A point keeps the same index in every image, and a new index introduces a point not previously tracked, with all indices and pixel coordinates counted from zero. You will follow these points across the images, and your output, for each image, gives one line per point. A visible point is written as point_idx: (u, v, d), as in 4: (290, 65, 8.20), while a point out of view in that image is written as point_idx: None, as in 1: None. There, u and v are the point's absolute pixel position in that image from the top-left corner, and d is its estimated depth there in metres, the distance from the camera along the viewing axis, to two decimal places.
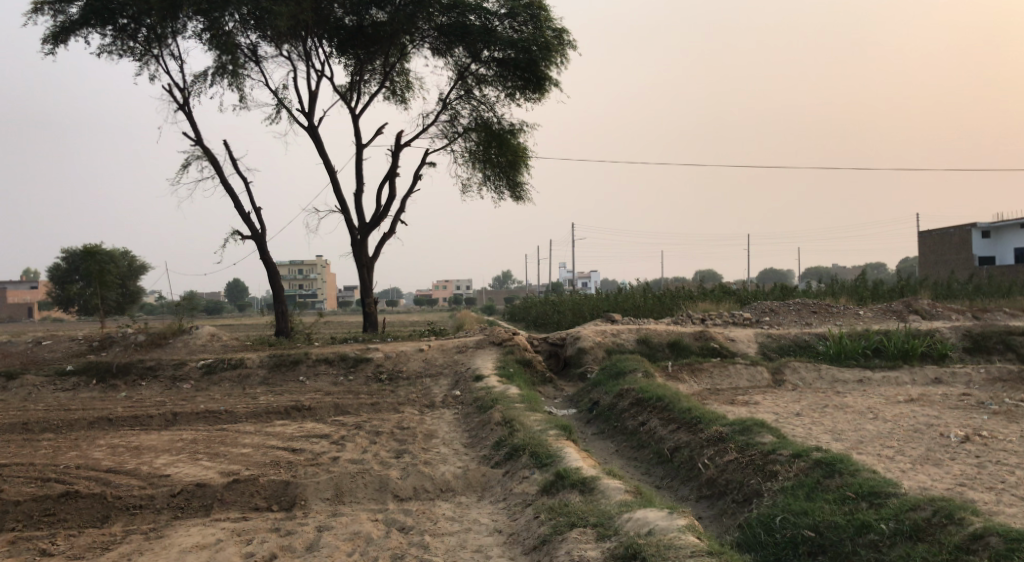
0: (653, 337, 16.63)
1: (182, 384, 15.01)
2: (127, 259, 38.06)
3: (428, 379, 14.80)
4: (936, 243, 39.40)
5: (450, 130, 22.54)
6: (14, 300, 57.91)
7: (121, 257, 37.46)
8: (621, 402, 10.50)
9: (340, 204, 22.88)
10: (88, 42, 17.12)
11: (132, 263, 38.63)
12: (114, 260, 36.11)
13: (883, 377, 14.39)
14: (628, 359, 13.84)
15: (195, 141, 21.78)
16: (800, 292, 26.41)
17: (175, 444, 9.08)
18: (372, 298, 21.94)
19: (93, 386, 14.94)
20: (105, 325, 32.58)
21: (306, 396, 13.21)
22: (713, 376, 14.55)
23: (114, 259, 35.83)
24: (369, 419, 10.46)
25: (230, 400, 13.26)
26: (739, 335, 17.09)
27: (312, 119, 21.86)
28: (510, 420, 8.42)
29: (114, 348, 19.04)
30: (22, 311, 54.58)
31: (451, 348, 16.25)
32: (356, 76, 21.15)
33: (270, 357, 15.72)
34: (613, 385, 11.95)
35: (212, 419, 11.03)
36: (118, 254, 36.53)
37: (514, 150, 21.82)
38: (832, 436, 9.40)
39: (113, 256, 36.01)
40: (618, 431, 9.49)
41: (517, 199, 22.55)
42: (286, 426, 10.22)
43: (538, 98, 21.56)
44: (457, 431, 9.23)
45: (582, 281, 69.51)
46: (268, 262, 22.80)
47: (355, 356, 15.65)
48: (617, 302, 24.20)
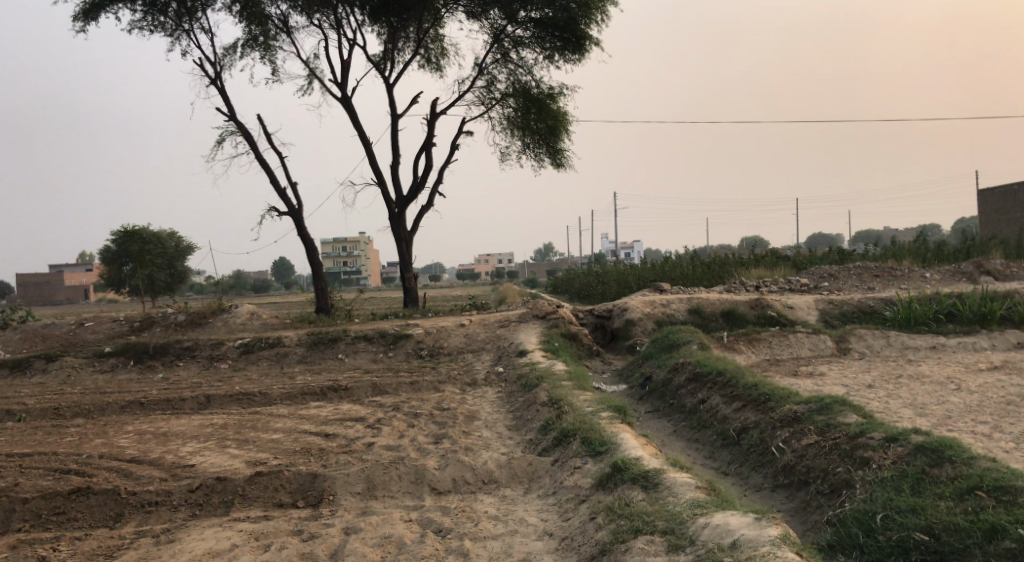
0: (706, 306, 15.72)
1: (220, 364, 14.65)
2: (174, 240, 38.18)
3: (471, 355, 14.17)
4: (1000, 200, 37.34)
5: (487, 97, 21.71)
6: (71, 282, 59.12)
7: (167, 237, 37.60)
8: (676, 378, 9.72)
9: (377, 176, 22.31)
10: (118, 19, 16.66)
11: (179, 243, 38.74)
12: (162, 241, 36.30)
13: (960, 343, 13.29)
14: (680, 330, 13.02)
15: (229, 116, 21.35)
16: (857, 256, 25.12)
17: (204, 430, 8.60)
18: (411, 272, 21.38)
19: (131, 367, 14.69)
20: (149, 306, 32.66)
21: (344, 376, 12.70)
22: (772, 346, 13.64)
23: (161, 241, 36.04)
24: (408, 400, 9.86)
25: (267, 381, 12.83)
26: (797, 302, 16.07)
27: (345, 89, 21.25)
28: (558, 400, 7.72)
29: (155, 328, 18.86)
30: (78, 293, 55.72)
31: (493, 323, 15.59)
32: (389, 44, 20.44)
33: (308, 335, 15.27)
34: (667, 358, 11.17)
35: (246, 402, 10.56)
36: (164, 235, 36.74)
37: (554, 115, 20.91)
38: (915, 411, 8.50)
39: (160, 237, 36.12)
40: (675, 410, 8.73)
41: (558, 165, 21.68)
42: (321, 408, 9.69)
43: (578, 59, 20.57)
44: (500, 412, 8.57)
45: (626, 252, 68.27)
46: (306, 239, 22.39)
47: (395, 332, 15.10)
48: (665, 271, 23.27)
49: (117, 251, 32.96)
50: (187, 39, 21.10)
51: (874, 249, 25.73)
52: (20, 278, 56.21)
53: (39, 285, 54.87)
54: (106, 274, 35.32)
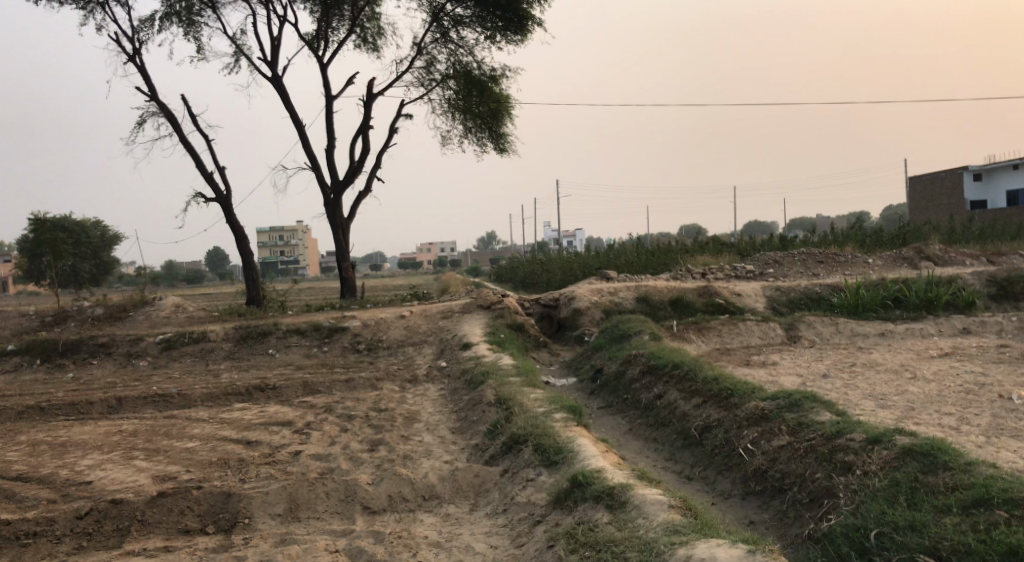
0: (654, 295, 15.29)
1: (138, 361, 13.55)
2: (99, 230, 36.05)
3: (411, 349, 13.41)
4: (927, 188, 38.25)
5: (427, 78, 20.85)
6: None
7: (91, 227, 35.42)
8: (630, 370, 9.20)
9: (312, 161, 21.27)
10: None
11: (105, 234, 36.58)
12: (84, 231, 34.31)
13: (907, 329, 13.14)
14: (630, 320, 12.54)
15: (150, 96, 19.99)
16: (798, 242, 25.17)
17: (110, 438, 7.66)
18: (349, 261, 20.43)
19: (38, 367, 13.46)
20: (62, 298, 30.60)
21: (275, 374, 11.79)
22: (722, 334, 13.27)
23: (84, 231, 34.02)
24: (342, 400, 9.08)
25: (189, 380, 11.83)
26: (745, 289, 15.77)
27: (276, 69, 20.12)
28: (507, 400, 7.09)
29: (69, 323, 17.51)
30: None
31: (435, 314, 14.84)
32: (323, 22, 19.41)
33: (236, 330, 14.26)
34: (618, 350, 10.65)
35: (163, 405, 9.61)
36: (88, 224, 34.72)
37: (496, 99, 20.20)
38: (877, 401, 8.14)
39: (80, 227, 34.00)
40: (629, 407, 8.20)
41: (500, 151, 20.99)
42: (245, 411, 8.82)
43: (520, 40, 19.87)
44: (442, 412, 7.89)
45: (568, 240, 68.09)
46: (236, 227, 21.19)
47: (330, 325, 14.22)
48: (609, 259, 22.88)
49: (30, 242, 30.95)
50: (103, 13, 19.68)
51: (813, 236, 25.88)
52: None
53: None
54: (24, 265, 33.26)
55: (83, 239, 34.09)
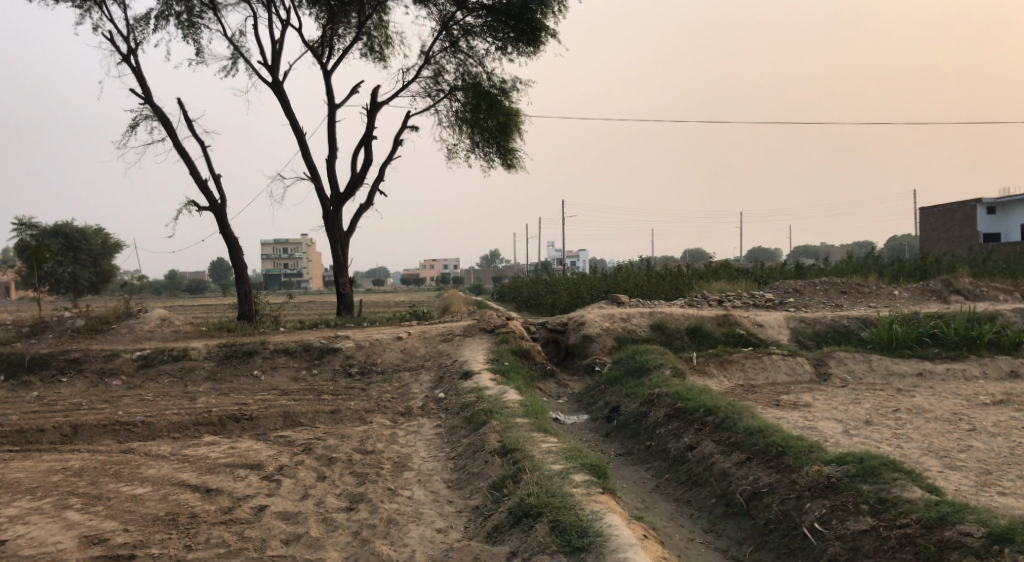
0: (671, 322, 14.20)
1: (111, 381, 12.42)
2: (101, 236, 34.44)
3: (407, 374, 12.29)
4: (940, 219, 37.20)
5: (434, 88, 19.92)
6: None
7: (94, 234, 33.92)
8: (653, 413, 8.09)
9: (311, 171, 20.33)
10: None
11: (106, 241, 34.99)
12: (83, 238, 33.13)
13: (948, 370, 12.00)
14: (648, 350, 11.45)
15: (145, 99, 19.12)
16: (816, 270, 24.04)
17: (48, 480, 6.58)
18: (346, 276, 19.37)
19: (2, 384, 12.37)
20: (42, 309, 28.90)
21: (256, 400, 10.68)
22: (745, 369, 12.15)
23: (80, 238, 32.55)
24: (324, 436, 7.96)
25: (161, 404, 10.72)
26: (768, 319, 14.67)
27: (276, 73, 19.20)
28: (516, 449, 6.01)
29: (47, 334, 16.49)
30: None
31: (434, 336, 13.71)
32: (328, 29, 18.55)
33: (219, 348, 13.14)
34: (637, 386, 9.55)
35: (124, 435, 8.50)
36: (89, 231, 33.41)
37: (506, 112, 19.22)
38: (941, 455, 7.00)
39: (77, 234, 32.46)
40: (656, 457, 7.13)
41: (509, 166, 20.00)
42: (211, 447, 7.72)
43: (533, 52, 18.92)
44: (437, 459, 6.78)
45: (572, 261, 67.14)
46: (229, 237, 20.19)
47: (321, 346, 13.10)
48: (619, 280, 21.83)
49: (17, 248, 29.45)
50: (99, 11, 18.87)
51: (829, 263, 24.82)
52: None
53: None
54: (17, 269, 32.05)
55: (82, 246, 32.94)
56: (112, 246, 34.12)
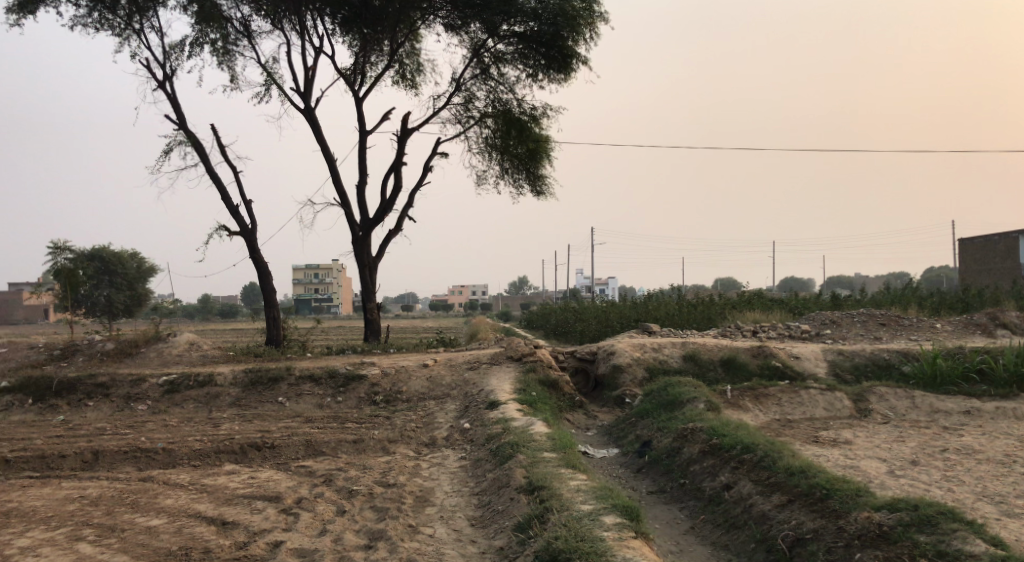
0: (704, 353, 13.82)
1: (136, 405, 12.36)
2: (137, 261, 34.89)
3: (433, 403, 12.05)
4: (980, 250, 36.28)
5: (464, 115, 19.91)
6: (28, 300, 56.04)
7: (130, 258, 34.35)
8: (688, 450, 7.76)
9: (341, 197, 20.38)
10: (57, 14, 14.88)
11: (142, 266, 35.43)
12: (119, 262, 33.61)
13: (997, 409, 11.45)
14: (681, 382, 11.10)
15: (179, 125, 19.37)
16: (852, 301, 23.44)
17: (63, 508, 6.44)
18: (374, 302, 19.28)
19: (30, 407, 12.38)
20: (75, 331, 29.14)
21: (279, 427, 10.51)
22: (782, 404, 11.73)
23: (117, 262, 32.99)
24: (346, 467, 7.74)
25: (184, 430, 10.60)
26: (804, 351, 14.22)
27: (309, 100, 19.36)
28: (543, 486, 5.76)
29: (77, 357, 16.57)
30: (38, 312, 53.38)
31: (461, 364, 13.46)
32: (360, 56, 18.68)
33: (245, 373, 13.04)
34: (670, 420, 9.21)
35: (144, 462, 8.36)
36: (126, 255, 33.86)
37: (536, 139, 19.12)
38: (996, 500, 6.57)
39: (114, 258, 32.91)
40: (691, 497, 6.81)
41: (538, 194, 19.86)
42: (230, 476, 7.53)
43: (564, 79, 18.87)
44: (460, 495, 6.52)
45: (602, 289, 66.66)
46: (259, 261, 20.25)
47: (347, 373, 12.93)
48: (650, 310, 21.47)
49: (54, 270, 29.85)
50: (138, 39, 19.25)
51: (866, 294, 24.21)
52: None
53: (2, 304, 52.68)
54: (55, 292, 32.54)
55: (118, 270, 33.40)
56: (147, 270, 34.52)
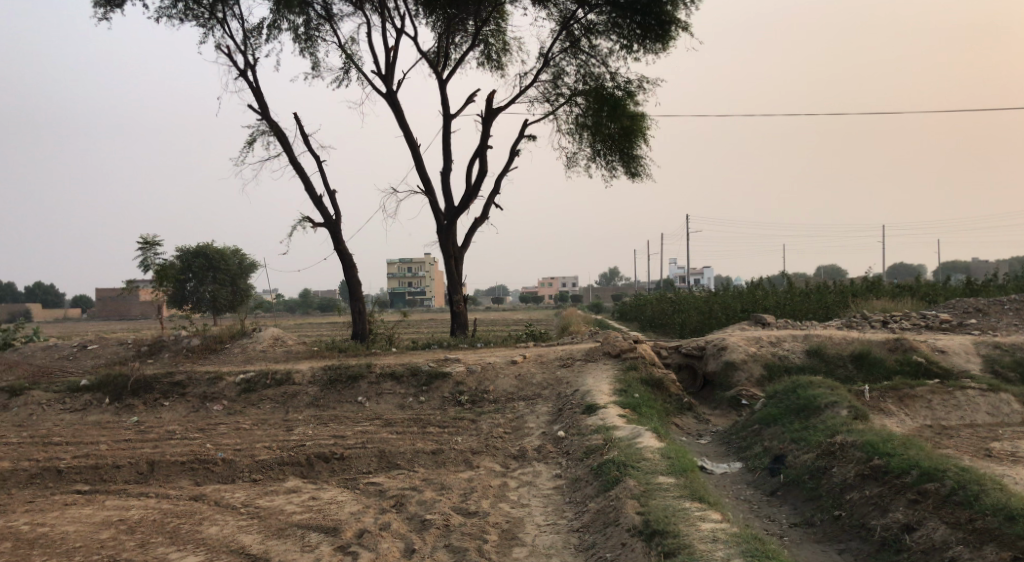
0: (831, 348, 12.01)
1: (211, 406, 11.67)
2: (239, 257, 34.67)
3: (522, 405, 10.81)
4: None
5: (553, 92, 18.57)
6: (114, 306, 57.29)
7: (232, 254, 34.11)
8: (841, 474, 6.22)
9: (425, 185, 19.49)
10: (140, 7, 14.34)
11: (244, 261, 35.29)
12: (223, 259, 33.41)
13: None
14: (813, 383, 9.42)
15: (262, 115, 18.86)
16: (993, 285, 20.70)
17: (95, 535, 5.54)
18: (461, 294, 18.21)
19: (106, 407, 11.86)
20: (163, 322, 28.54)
21: (354, 433, 9.49)
22: (934, 408, 9.89)
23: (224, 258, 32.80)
24: (421, 486, 6.60)
25: (255, 435, 9.75)
26: (952, 344, 12.20)
27: (390, 84, 18.48)
28: (668, 541, 4.43)
29: (163, 353, 16.26)
30: (152, 309, 55.27)
31: (553, 360, 12.16)
32: (443, 37, 17.60)
33: (323, 371, 12.14)
34: (810, 433, 7.61)
35: (201, 476, 7.46)
36: (229, 252, 33.56)
37: (631, 117, 17.55)
38: None
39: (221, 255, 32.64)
40: (860, 546, 5.33)
41: (633, 175, 18.26)
42: (289, 496, 6.49)
43: (661, 50, 17.23)
44: (556, 532, 5.24)
45: (697, 278, 63.85)
46: (344, 254, 19.58)
47: (429, 370, 11.82)
48: (758, 299, 19.58)
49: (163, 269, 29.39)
50: (221, 28, 18.79)
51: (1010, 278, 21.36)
52: (98, 293, 58.56)
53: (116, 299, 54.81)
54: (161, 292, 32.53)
55: (221, 267, 33.15)
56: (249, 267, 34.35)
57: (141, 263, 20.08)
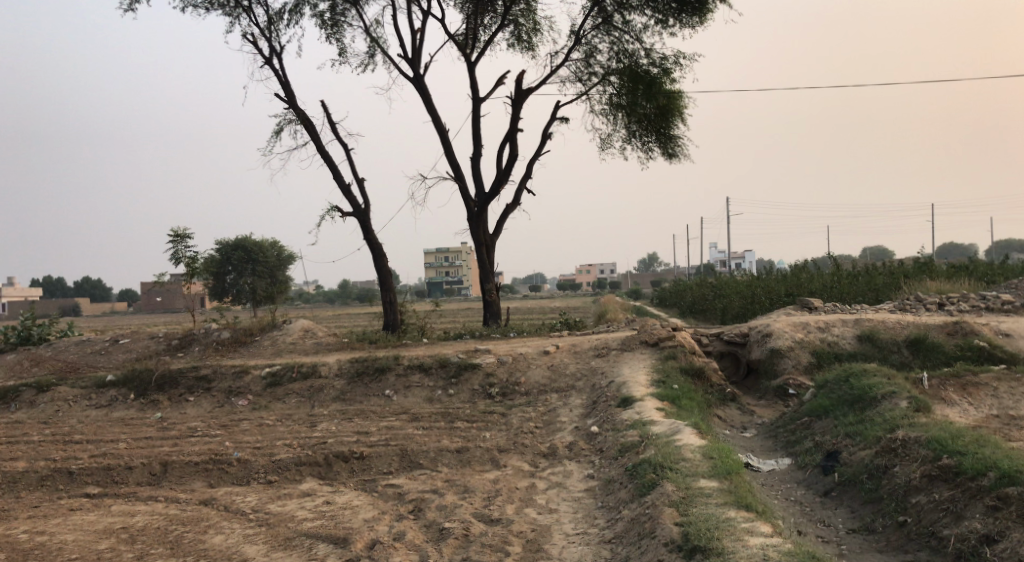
0: (885, 333, 11.26)
1: (237, 401, 11.38)
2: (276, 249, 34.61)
3: (555, 398, 10.30)
4: None
5: (585, 72, 17.92)
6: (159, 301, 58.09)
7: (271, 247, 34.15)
8: (904, 474, 5.61)
9: (455, 171, 19.04)
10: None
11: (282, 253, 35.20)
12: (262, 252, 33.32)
13: None
14: (867, 371, 8.75)
15: (289, 102, 18.55)
16: None
17: (92, 545, 5.19)
18: (493, 283, 17.73)
19: (131, 402, 11.65)
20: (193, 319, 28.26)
21: (379, 429, 9.09)
22: (1001, 396, 9.13)
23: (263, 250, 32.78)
24: (441, 489, 6.15)
25: (277, 431, 9.41)
26: (1016, 326, 11.35)
27: (417, 68, 18.01)
28: (711, 561, 3.91)
29: (194, 347, 16.09)
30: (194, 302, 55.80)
31: (587, 350, 11.62)
32: (471, 17, 17.04)
33: (350, 364, 11.77)
34: (866, 426, 6.98)
35: (215, 478, 7.11)
36: (267, 245, 33.51)
37: (667, 95, 16.82)
38: None
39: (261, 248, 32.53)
40: (931, 559, 4.73)
41: (670, 156, 17.56)
42: (302, 501, 6.09)
43: (699, 23, 16.44)
44: (586, 543, 4.76)
45: (738, 262, 62.53)
46: (374, 243, 19.27)
47: (458, 361, 11.37)
48: (803, 283, 18.75)
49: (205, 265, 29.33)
50: (247, 16, 18.49)
51: None
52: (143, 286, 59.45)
53: (160, 295, 55.52)
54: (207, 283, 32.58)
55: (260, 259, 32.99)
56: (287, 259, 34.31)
57: (172, 256, 19.95)
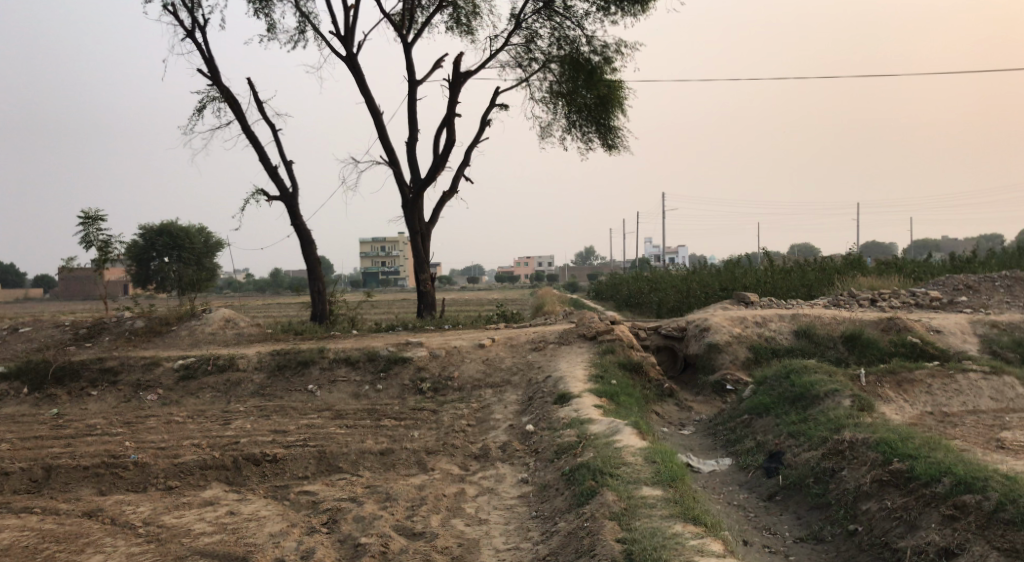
0: (822, 328, 11.15)
1: (145, 395, 10.52)
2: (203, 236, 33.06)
3: (488, 393, 9.82)
4: None
5: (525, 57, 17.43)
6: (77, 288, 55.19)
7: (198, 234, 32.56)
8: (852, 477, 5.34)
9: (390, 156, 18.33)
10: None
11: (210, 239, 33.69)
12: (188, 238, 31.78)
13: None
14: (807, 367, 8.54)
15: (213, 78, 17.52)
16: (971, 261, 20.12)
17: None
18: (427, 272, 17.12)
19: (26, 397, 10.66)
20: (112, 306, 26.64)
21: (298, 426, 8.44)
22: (936, 393, 9.09)
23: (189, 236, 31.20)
24: (361, 496, 5.60)
25: (186, 429, 8.66)
26: (946, 323, 11.41)
27: (351, 47, 17.21)
28: None
29: (103, 336, 14.99)
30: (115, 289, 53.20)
31: (524, 343, 11.17)
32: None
33: (271, 357, 11.03)
34: (810, 426, 6.71)
35: (107, 484, 6.38)
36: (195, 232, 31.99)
37: (608, 84, 16.48)
38: None
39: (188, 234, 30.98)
40: None
41: (610, 147, 17.26)
42: (203, 511, 5.46)
43: (640, 11, 16.13)
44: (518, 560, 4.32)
45: (673, 257, 63.37)
46: (303, 229, 18.40)
47: (388, 354, 10.77)
48: (738, 277, 18.76)
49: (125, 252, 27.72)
50: None
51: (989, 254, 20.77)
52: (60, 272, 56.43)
53: (77, 280, 52.67)
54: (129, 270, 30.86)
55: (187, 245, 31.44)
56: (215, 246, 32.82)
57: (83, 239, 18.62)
